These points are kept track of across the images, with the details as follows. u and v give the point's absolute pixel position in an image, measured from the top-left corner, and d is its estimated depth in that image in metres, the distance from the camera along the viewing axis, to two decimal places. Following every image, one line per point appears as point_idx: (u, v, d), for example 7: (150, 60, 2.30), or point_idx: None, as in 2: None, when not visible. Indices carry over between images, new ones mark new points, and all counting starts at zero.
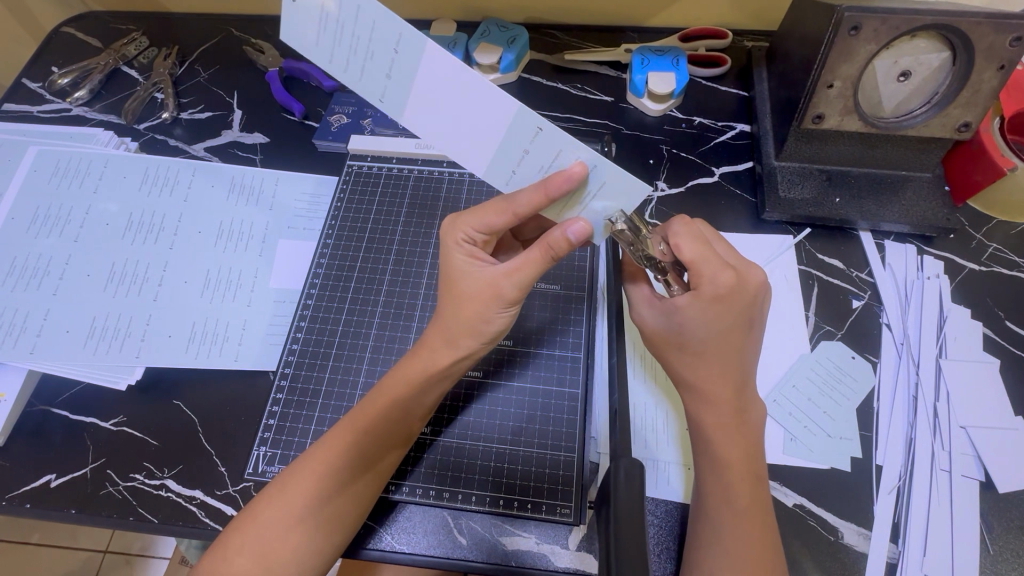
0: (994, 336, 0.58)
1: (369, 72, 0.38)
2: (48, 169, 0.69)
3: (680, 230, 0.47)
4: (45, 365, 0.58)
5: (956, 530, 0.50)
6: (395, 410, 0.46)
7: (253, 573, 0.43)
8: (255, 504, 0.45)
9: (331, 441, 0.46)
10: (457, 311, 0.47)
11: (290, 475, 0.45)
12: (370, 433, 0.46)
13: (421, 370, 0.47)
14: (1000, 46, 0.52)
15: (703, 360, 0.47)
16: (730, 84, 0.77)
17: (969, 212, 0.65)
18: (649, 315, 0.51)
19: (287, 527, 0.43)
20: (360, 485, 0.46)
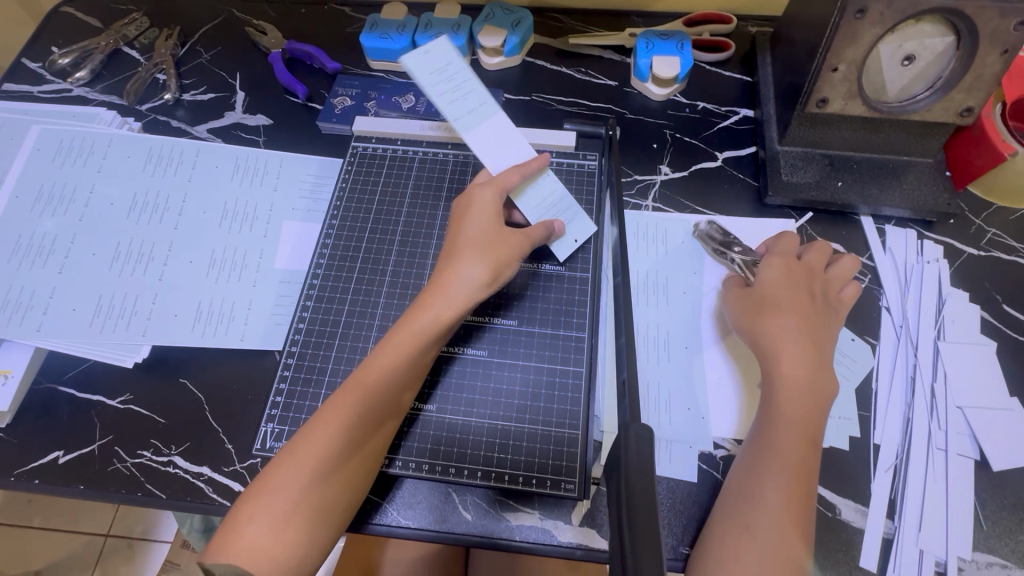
0: (991, 319, 0.59)
1: (456, 104, 0.58)
2: (51, 148, 0.69)
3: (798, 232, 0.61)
4: (52, 342, 0.58)
5: (951, 506, 0.51)
6: (396, 369, 0.49)
7: (268, 537, 0.43)
8: (267, 472, 0.46)
9: (335, 402, 0.48)
10: (462, 277, 0.52)
11: (298, 441, 0.46)
12: (374, 391, 0.48)
13: (417, 329, 0.51)
14: (1004, 30, 0.52)
15: (775, 314, 0.54)
16: (734, 69, 0.77)
17: (969, 197, 0.66)
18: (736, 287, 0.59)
19: (300, 489, 0.44)
20: (366, 444, 0.47)
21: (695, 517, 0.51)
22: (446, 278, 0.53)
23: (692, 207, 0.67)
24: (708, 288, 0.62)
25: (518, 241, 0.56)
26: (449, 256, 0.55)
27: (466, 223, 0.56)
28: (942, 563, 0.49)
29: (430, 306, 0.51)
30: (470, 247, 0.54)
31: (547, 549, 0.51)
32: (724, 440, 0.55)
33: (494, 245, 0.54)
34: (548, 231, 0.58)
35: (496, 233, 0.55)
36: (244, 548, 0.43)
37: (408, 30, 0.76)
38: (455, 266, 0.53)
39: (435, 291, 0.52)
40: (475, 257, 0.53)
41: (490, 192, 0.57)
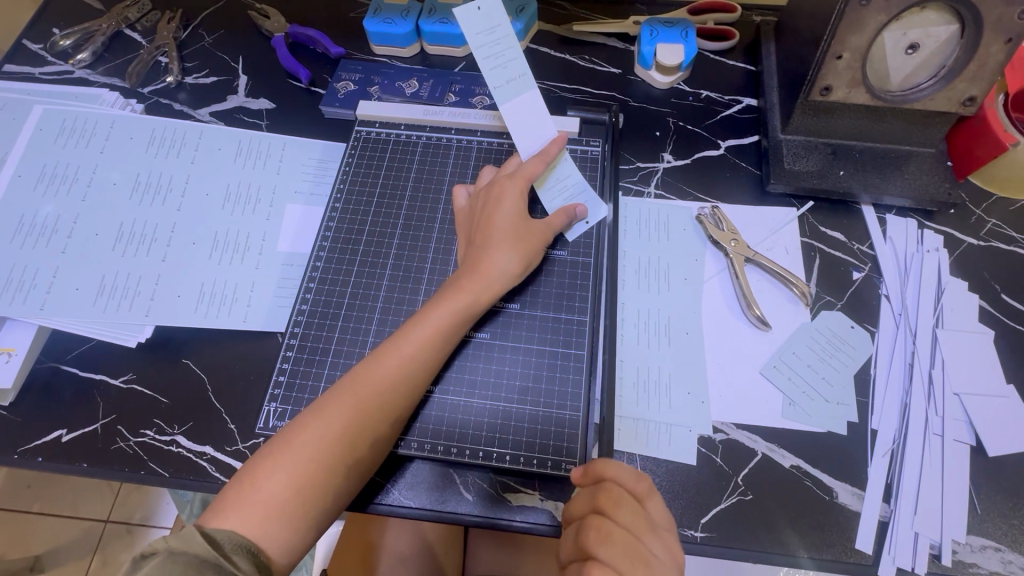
0: (990, 308, 0.60)
1: (496, 70, 0.57)
2: (54, 129, 0.69)
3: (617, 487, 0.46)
4: (55, 321, 0.58)
5: (947, 490, 0.52)
6: (421, 347, 0.51)
7: (286, 495, 0.44)
8: (290, 430, 0.47)
9: (360, 370, 0.50)
10: (495, 267, 0.55)
11: (325, 401, 0.48)
12: (399, 364, 0.50)
13: (448, 310, 0.52)
14: (1008, 19, 0.52)
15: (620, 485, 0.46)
16: (737, 58, 0.77)
17: (970, 188, 0.66)
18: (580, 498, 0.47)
19: (320, 448, 0.46)
20: (387, 414, 0.49)
21: (694, 498, 0.52)
22: (476, 265, 0.55)
23: (694, 194, 0.68)
24: (709, 275, 0.62)
25: (545, 230, 0.58)
26: (477, 244, 0.56)
27: (495, 213, 0.57)
28: (936, 546, 0.50)
29: (456, 289, 0.54)
30: (502, 237, 0.56)
31: (547, 530, 0.52)
32: (723, 424, 0.55)
33: (525, 235, 0.57)
34: (567, 217, 0.59)
35: (527, 223, 0.57)
36: (259, 505, 0.43)
37: (412, 15, 0.76)
38: (488, 254, 0.55)
39: (462, 278, 0.54)
40: (508, 248, 0.56)
41: (519, 184, 0.58)
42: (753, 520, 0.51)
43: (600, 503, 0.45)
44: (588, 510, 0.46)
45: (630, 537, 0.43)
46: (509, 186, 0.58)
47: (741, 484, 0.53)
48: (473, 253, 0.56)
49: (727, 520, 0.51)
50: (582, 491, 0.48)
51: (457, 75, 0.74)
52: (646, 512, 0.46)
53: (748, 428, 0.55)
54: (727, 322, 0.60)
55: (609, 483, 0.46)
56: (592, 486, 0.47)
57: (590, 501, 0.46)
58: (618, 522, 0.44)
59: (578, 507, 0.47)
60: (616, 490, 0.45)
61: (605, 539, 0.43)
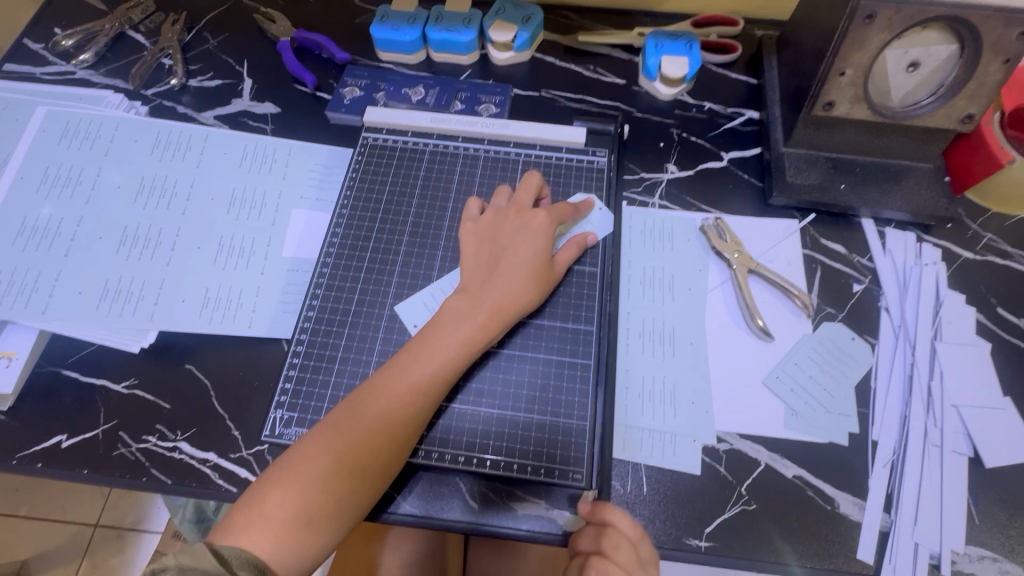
0: (987, 321, 0.61)
1: None
2: (57, 130, 0.68)
3: (616, 524, 0.48)
4: (57, 324, 0.58)
5: (946, 502, 0.53)
6: (433, 375, 0.50)
7: (292, 521, 0.44)
8: (297, 453, 0.46)
9: (370, 396, 0.49)
10: (506, 295, 0.54)
11: (335, 426, 0.48)
12: (412, 393, 0.49)
13: (458, 336, 0.52)
14: (1006, 40, 0.54)
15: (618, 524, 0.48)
16: (740, 71, 0.78)
17: (966, 203, 0.67)
18: (583, 537, 0.49)
19: (329, 475, 0.45)
20: (399, 442, 0.48)
21: (698, 507, 0.53)
22: (492, 294, 0.54)
23: (698, 205, 0.68)
24: (712, 285, 0.63)
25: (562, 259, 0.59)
26: (491, 272, 0.56)
27: (515, 247, 0.57)
28: (936, 556, 0.51)
29: (470, 317, 0.53)
30: (519, 267, 0.56)
31: (554, 539, 0.52)
32: (727, 434, 0.56)
33: (540, 269, 0.57)
34: (579, 247, 0.60)
35: (547, 260, 0.57)
36: (268, 528, 0.43)
37: (418, 22, 0.76)
38: (504, 282, 0.55)
39: (473, 304, 0.54)
40: (521, 275, 0.55)
41: (533, 215, 0.59)
42: (756, 530, 0.52)
43: (602, 545, 0.47)
44: (591, 549, 0.48)
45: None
46: (520, 217, 0.59)
47: (744, 493, 0.53)
48: (485, 280, 0.55)
49: (730, 530, 0.52)
50: (587, 528, 0.50)
51: (464, 83, 0.75)
52: (641, 554, 0.48)
53: (752, 438, 0.56)
54: (730, 332, 0.61)
55: (612, 527, 0.48)
56: (597, 527, 0.49)
57: (594, 541, 0.48)
58: (616, 565, 0.47)
59: (584, 542, 0.49)
60: (616, 535, 0.48)
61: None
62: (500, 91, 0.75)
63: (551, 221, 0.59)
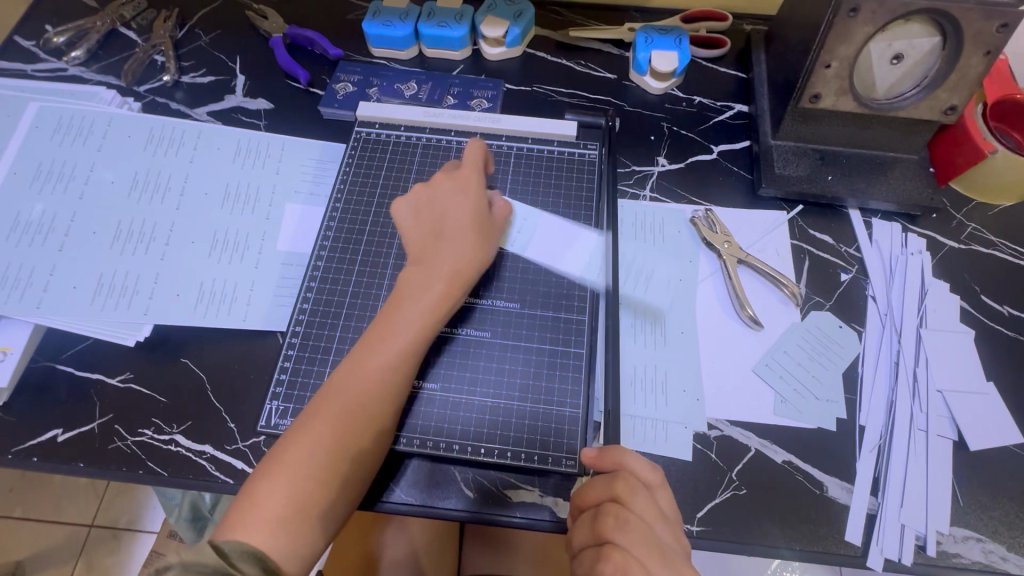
0: (971, 308, 0.62)
1: None
2: (49, 126, 0.69)
3: (632, 471, 0.46)
4: (51, 319, 0.58)
5: (932, 485, 0.54)
6: (398, 352, 0.50)
7: (286, 515, 0.44)
8: (281, 450, 0.47)
9: (342, 384, 0.49)
10: (461, 260, 0.54)
11: (311, 418, 0.48)
12: (380, 374, 0.50)
13: (417, 305, 0.52)
14: (988, 32, 0.55)
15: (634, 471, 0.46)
16: (729, 66, 0.79)
17: (951, 193, 0.69)
18: (594, 486, 0.47)
19: (314, 465, 0.46)
20: (375, 425, 0.49)
21: (690, 493, 0.53)
22: (443, 260, 0.54)
23: (688, 197, 0.69)
24: (703, 276, 0.64)
25: (499, 217, 0.59)
26: (437, 237, 0.56)
27: (455, 210, 0.57)
28: (922, 537, 0.52)
29: (426, 286, 0.53)
30: (469, 233, 0.56)
31: (548, 526, 0.52)
32: (718, 421, 0.57)
33: (486, 232, 0.57)
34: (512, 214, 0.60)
35: (489, 220, 0.58)
36: (260, 525, 0.43)
37: (410, 18, 0.77)
38: (454, 248, 0.55)
39: (429, 271, 0.54)
40: (473, 241, 0.56)
41: (462, 176, 0.59)
42: (747, 514, 0.53)
43: (616, 491, 0.45)
44: (605, 497, 0.46)
45: (645, 525, 0.43)
46: (451, 179, 0.59)
47: (735, 479, 0.54)
48: (435, 246, 0.55)
49: (721, 514, 0.53)
50: (598, 477, 0.47)
51: (456, 78, 0.76)
52: (658, 502, 0.46)
53: (742, 424, 0.57)
54: (720, 321, 0.62)
55: (626, 472, 0.46)
56: (608, 474, 0.47)
57: (607, 489, 0.46)
58: (634, 511, 0.44)
59: (593, 494, 0.46)
60: (633, 480, 0.46)
61: (623, 526, 0.43)
62: (492, 85, 0.76)
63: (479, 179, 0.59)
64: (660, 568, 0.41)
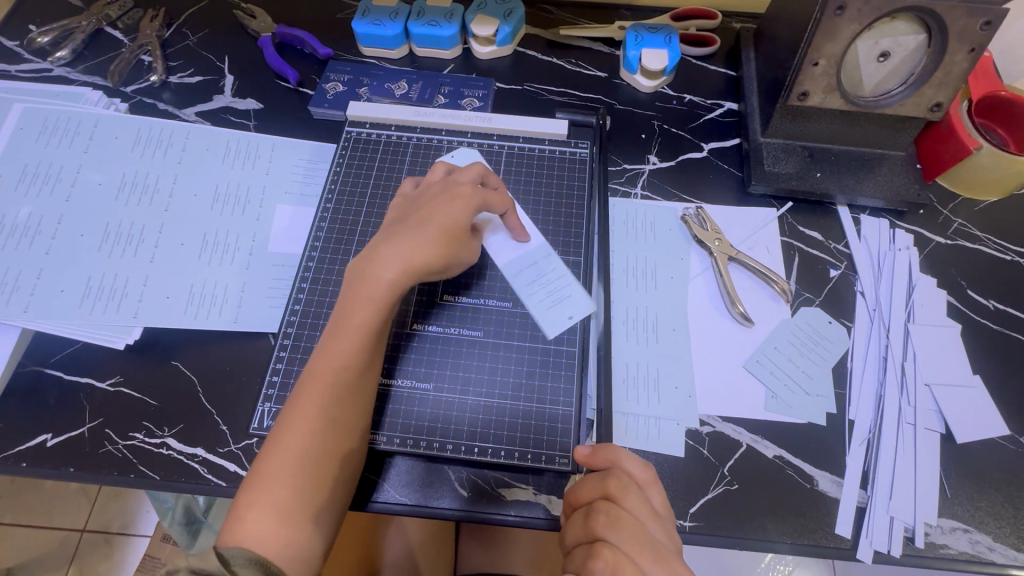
0: (957, 302, 0.63)
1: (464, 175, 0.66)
2: (35, 127, 0.68)
3: (621, 469, 0.47)
4: (39, 323, 0.57)
5: (920, 477, 0.54)
6: (350, 350, 0.49)
7: (272, 525, 0.44)
8: (258, 463, 0.46)
9: (303, 388, 0.48)
10: (412, 251, 0.50)
11: (279, 431, 0.47)
12: (334, 372, 0.48)
13: (364, 297, 0.49)
14: (972, 29, 0.55)
15: (624, 470, 0.47)
16: (719, 64, 0.80)
17: (938, 189, 0.69)
18: (587, 485, 0.47)
19: (291, 474, 0.45)
20: (341, 424, 0.47)
21: (682, 489, 0.54)
22: (394, 249, 0.50)
23: (679, 195, 0.70)
24: (694, 273, 0.64)
25: (477, 198, 0.55)
26: (398, 228, 0.53)
27: (431, 207, 0.53)
28: (910, 529, 0.53)
29: (370, 274, 0.50)
30: (424, 225, 0.52)
31: (542, 523, 0.53)
32: (710, 417, 0.57)
33: (454, 235, 0.53)
34: (489, 240, 0.58)
35: (466, 225, 0.54)
36: (253, 535, 0.43)
37: (400, 18, 0.77)
38: (406, 238, 0.51)
39: (373, 260, 0.50)
40: (428, 231, 0.52)
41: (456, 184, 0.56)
42: (738, 508, 0.53)
43: (609, 488, 0.46)
44: (597, 495, 0.46)
45: (637, 522, 0.44)
46: (444, 184, 0.56)
47: (727, 474, 0.54)
48: (389, 236, 0.52)
49: (713, 509, 0.53)
50: (591, 476, 0.48)
51: (447, 77, 0.76)
52: (649, 499, 0.46)
53: (733, 420, 0.57)
54: (712, 318, 0.62)
55: (618, 470, 0.47)
56: (601, 472, 0.48)
57: (599, 487, 0.46)
58: (625, 508, 0.45)
59: (586, 491, 0.47)
60: (624, 477, 0.46)
61: (614, 523, 0.44)
62: (483, 84, 0.75)
63: (475, 192, 0.55)
64: (651, 564, 0.42)
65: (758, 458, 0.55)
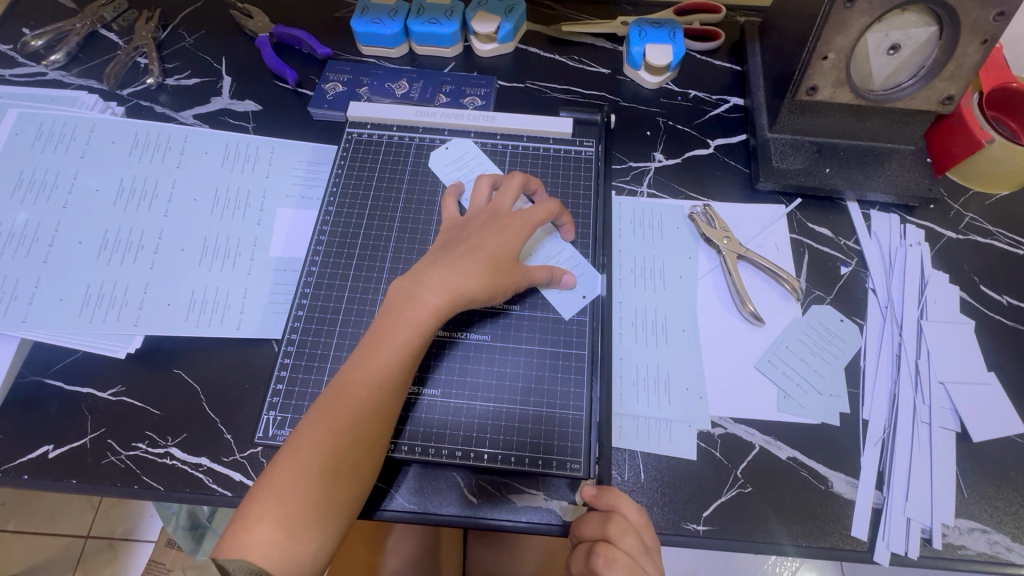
0: (971, 299, 0.62)
1: (452, 168, 0.66)
2: (31, 133, 0.67)
3: (621, 511, 0.47)
4: (38, 332, 0.56)
5: (937, 478, 0.53)
6: (389, 365, 0.48)
7: (280, 535, 0.42)
8: (270, 471, 0.45)
9: (331, 399, 0.47)
10: (458, 278, 0.51)
11: (298, 440, 0.46)
12: (370, 387, 0.47)
13: (407, 321, 0.49)
14: (985, 21, 0.54)
15: (622, 511, 0.48)
16: (723, 58, 0.78)
17: (948, 183, 0.68)
18: (590, 525, 0.48)
19: (303, 486, 0.44)
20: (366, 438, 0.46)
21: (695, 493, 0.53)
22: (442, 274, 0.51)
23: (686, 193, 0.69)
24: (703, 272, 0.63)
25: (525, 229, 0.56)
26: (446, 254, 0.53)
27: (480, 236, 0.54)
28: (927, 530, 0.52)
29: (417, 296, 0.50)
30: (473, 252, 0.53)
31: (554, 529, 0.52)
32: (722, 419, 0.56)
33: (502, 266, 0.53)
34: (550, 273, 0.57)
35: (513, 255, 0.54)
36: (257, 545, 0.42)
37: (400, 16, 0.75)
38: (455, 265, 0.52)
39: (421, 284, 0.51)
40: (476, 261, 0.52)
41: (507, 212, 0.57)
42: (753, 511, 0.52)
43: (608, 530, 0.46)
44: (598, 535, 0.47)
45: (632, 562, 0.45)
46: (497, 213, 0.57)
47: (740, 477, 0.54)
48: (438, 260, 0.53)
49: (727, 513, 0.52)
50: (593, 513, 0.49)
51: (448, 76, 0.75)
52: (644, 540, 0.47)
53: (746, 422, 0.56)
54: (721, 317, 0.61)
55: (619, 514, 0.47)
56: (602, 513, 0.48)
57: (600, 527, 0.47)
58: (623, 550, 0.46)
59: (588, 530, 0.48)
60: (623, 520, 0.47)
61: (612, 565, 0.45)
62: (484, 83, 0.74)
63: (526, 223, 0.56)
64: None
65: (770, 459, 0.54)
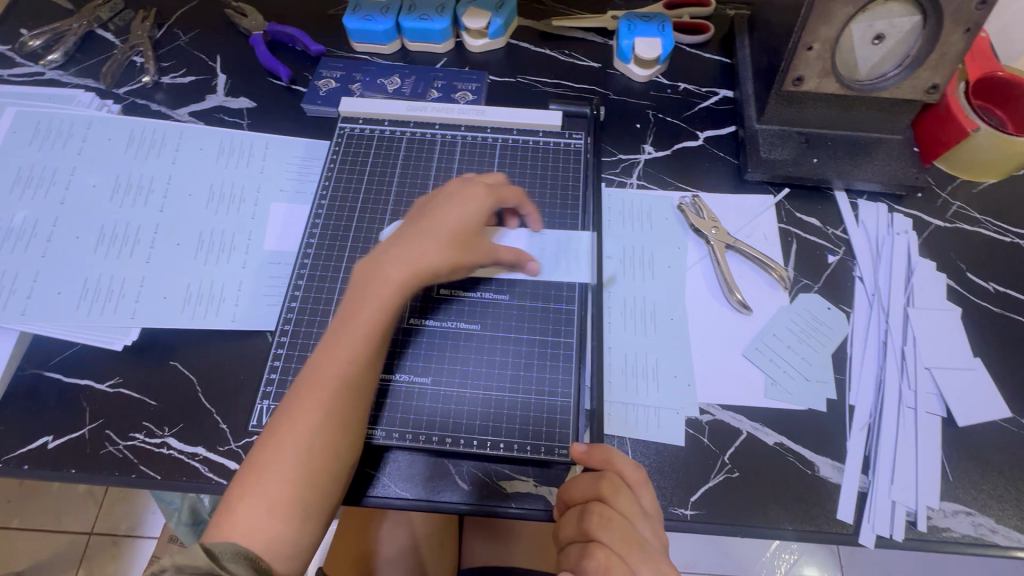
0: (957, 286, 0.63)
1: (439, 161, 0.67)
2: (29, 131, 0.68)
3: (613, 471, 0.48)
4: (36, 326, 0.57)
5: (921, 462, 0.54)
6: (356, 343, 0.49)
7: (269, 520, 0.43)
8: (256, 456, 0.46)
9: (304, 385, 0.48)
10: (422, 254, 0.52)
11: (277, 428, 0.46)
12: (339, 369, 0.48)
13: (373, 298, 0.50)
14: (967, 9, 0.55)
15: (614, 473, 0.48)
16: (713, 51, 0.79)
17: (936, 172, 0.69)
18: (581, 486, 0.48)
19: (289, 471, 0.45)
20: (342, 420, 0.47)
21: (683, 478, 0.54)
22: (402, 251, 0.52)
23: (675, 183, 0.69)
24: (692, 262, 0.64)
25: (488, 197, 0.57)
26: (406, 233, 0.54)
27: (440, 211, 0.55)
28: (912, 513, 0.52)
29: (381, 273, 0.51)
30: (440, 229, 0.53)
31: (542, 515, 0.53)
32: (709, 406, 0.57)
33: (469, 241, 0.54)
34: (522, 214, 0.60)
35: (475, 229, 0.55)
36: (246, 528, 0.43)
37: (392, 12, 0.76)
38: (421, 241, 0.52)
39: (380, 261, 0.52)
40: (444, 239, 0.53)
41: (471, 186, 0.57)
42: (739, 493, 0.53)
43: (601, 489, 0.47)
44: (590, 496, 0.47)
45: (627, 524, 0.45)
46: (458, 184, 0.57)
47: (727, 462, 0.54)
48: (401, 239, 0.53)
49: (714, 497, 0.53)
50: (585, 474, 0.49)
51: (440, 71, 0.76)
52: (639, 500, 0.47)
53: (734, 408, 0.57)
54: (708, 306, 0.62)
55: (611, 471, 0.48)
56: (595, 472, 0.48)
57: (593, 486, 0.47)
58: (617, 509, 0.46)
59: (578, 491, 0.48)
60: (617, 478, 0.47)
61: (606, 524, 0.45)
62: (476, 78, 0.75)
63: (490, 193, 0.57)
64: (640, 563, 0.43)
65: (751, 443, 0.55)
